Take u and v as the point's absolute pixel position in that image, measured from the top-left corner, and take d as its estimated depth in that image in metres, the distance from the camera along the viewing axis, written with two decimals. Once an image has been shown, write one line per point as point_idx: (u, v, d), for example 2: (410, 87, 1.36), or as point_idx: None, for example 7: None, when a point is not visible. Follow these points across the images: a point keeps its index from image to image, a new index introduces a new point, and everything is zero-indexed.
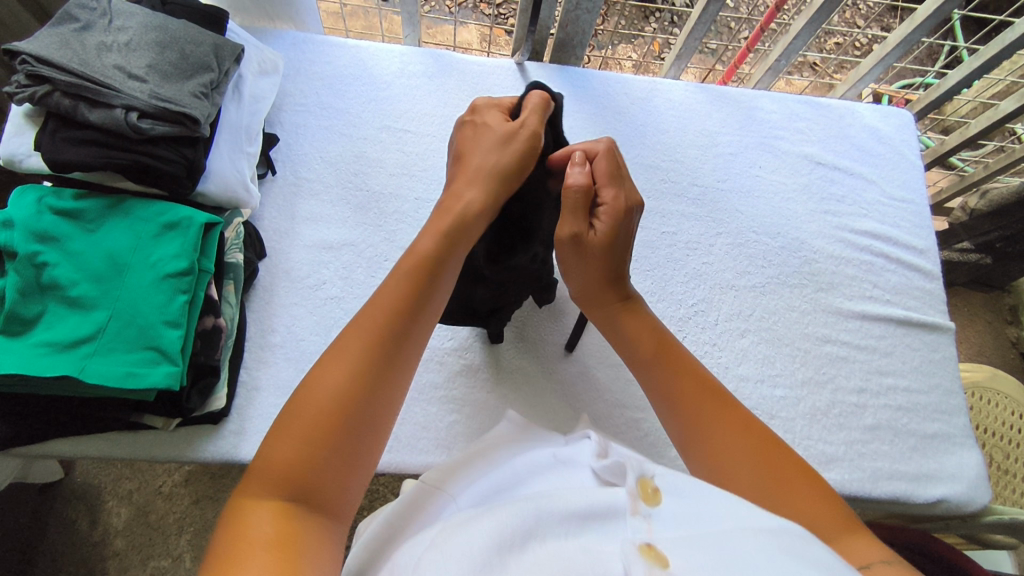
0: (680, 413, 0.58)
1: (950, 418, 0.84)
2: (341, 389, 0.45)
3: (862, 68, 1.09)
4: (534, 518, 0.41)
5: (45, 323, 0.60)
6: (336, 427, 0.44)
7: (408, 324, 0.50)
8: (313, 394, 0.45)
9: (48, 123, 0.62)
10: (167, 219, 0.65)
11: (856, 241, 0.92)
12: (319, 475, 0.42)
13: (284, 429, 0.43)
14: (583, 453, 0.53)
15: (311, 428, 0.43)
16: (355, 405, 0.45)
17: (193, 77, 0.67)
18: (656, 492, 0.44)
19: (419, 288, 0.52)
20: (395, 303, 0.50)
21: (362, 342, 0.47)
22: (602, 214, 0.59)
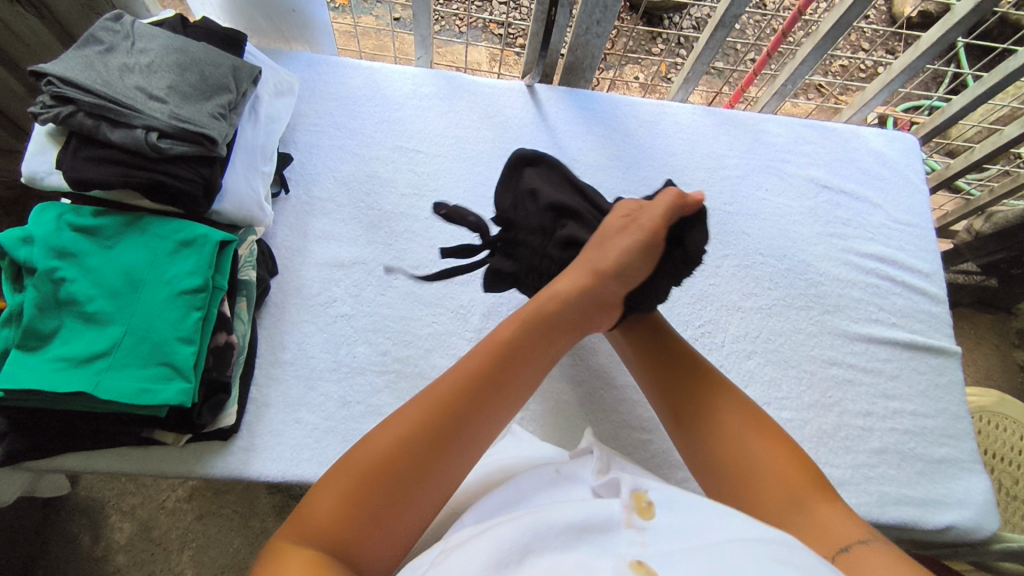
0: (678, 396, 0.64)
1: (957, 443, 0.84)
2: (392, 453, 0.48)
3: (868, 93, 1.10)
4: (532, 534, 0.42)
5: (62, 338, 0.60)
6: (380, 489, 0.46)
7: (475, 404, 0.52)
8: (363, 452, 0.48)
9: (70, 142, 0.64)
10: (183, 237, 0.66)
11: (862, 264, 0.93)
12: (357, 532, 0.45)
13: (331, 481, 0.47)
14: (585, 468, 0.53)
15: (356, 483, 0.46)
16: (400, 468, 0.47)
17: (211, 98, 0.69)
18: (650, 505, 0.45)
19: (492, 370, 0.54)
20: (465, 380, 0.52)
21: (424, 411, 0.50)
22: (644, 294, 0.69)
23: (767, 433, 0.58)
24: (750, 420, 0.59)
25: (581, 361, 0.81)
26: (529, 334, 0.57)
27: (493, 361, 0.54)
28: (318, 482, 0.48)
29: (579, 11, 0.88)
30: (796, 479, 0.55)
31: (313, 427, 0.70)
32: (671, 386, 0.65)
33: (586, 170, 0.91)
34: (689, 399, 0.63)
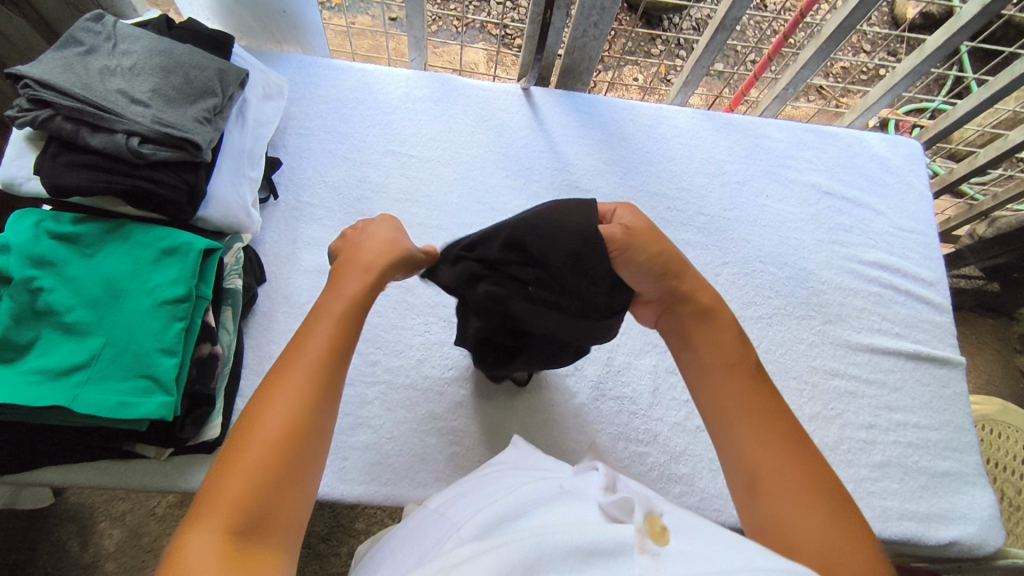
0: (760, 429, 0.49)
1: (961, 456, 0.82)
2: (287, 416, 0.43)
3: (871, 98, 1.08)
4: (536, 553, 0.39)
5: (39, 350, 0.58)
6: (288, 457, 0.42)
7: (349, 347, 0.49)
8: (258, 427, 0.42)
9: (48, 147, 0.62)
10: (166, 244, 0.64)
11: (865, 272, 0.91)
12: (268, 502, 0.40)
13: (231, 463, 0.41)
14: (589, 485, 0.50)
15: (262, 455, 0.41)
16: (300, 437, 0.43)
17: (196, 102, 0.67)
18: (664, 530, 0.42)
19: (354, 317, 0.50)
20: (336, 326, 0.48)
21: (304, 374, 0.45)
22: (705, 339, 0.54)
23: (839, 517, 0.44)
24: (818, 494, 0.45)
25: (576, 372, 0.79)
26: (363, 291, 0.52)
27: (354, 314, 0.50)
28: (212, 470, 0.41)
29: (576, 13, 0.86)
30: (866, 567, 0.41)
31: None
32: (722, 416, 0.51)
33: (583, 175, 0.89)
34: (746, 443, 0.48)
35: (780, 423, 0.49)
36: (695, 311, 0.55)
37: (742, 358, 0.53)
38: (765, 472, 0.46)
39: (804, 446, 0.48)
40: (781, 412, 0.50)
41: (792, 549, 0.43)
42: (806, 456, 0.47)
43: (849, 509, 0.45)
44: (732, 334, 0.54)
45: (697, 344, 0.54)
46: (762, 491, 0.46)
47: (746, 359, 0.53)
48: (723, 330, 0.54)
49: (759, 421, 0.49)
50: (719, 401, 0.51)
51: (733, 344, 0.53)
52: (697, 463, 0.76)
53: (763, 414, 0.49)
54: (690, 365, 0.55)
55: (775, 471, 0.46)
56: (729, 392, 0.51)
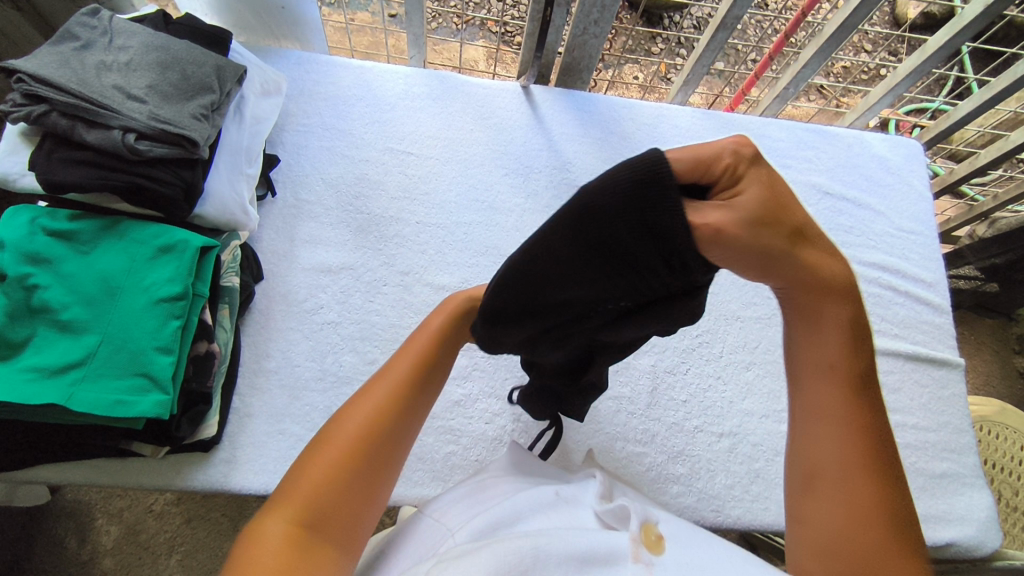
0: (841, 439, 0.45)
1: (959, 457, 0.82)
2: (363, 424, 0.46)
3: (872, 97, 1.07)
4: (532, 558, 0.39)
5: (34, 347, 0.58)
6: (358, 465, 0.44)
7: (430, 373, 0.52)
8: (338, 432, 0.45)
9: (44, 142, 0.61)
10: (162, 242, 0.64)
11: (864, 273, 0.91)
12: (340, 500, 0.43)
13: (311, 462, 0.44)
14: (586, 492, 0.51)
15: (335, 456, 0.44)
16: (372, 445, 0.46)
17: (193, 98, 0.66)
18: (659, 539, 0.44)
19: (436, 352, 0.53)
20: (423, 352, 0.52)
21: (387, 392, 0.48)
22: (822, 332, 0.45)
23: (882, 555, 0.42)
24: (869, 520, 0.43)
25: None
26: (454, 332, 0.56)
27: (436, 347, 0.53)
28: (293, 468, 0.44)
29: (576, 11, 0.85)
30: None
31: (298, 438, 0.68)
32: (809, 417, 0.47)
33: (583, 174, 0.89)
34: (819, 449, 0.45)
35: (864, 442, 0.45)
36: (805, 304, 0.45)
37: (847, 367, 0.45)
38: (826, 477, 0.45)
39: (881, 469, 0.44)
40: (871, 431, 0.45)
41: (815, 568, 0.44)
42: (881, 479, 0.44)
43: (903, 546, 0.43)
44: (840, 340, 0.45)
45: (803, 337, 0.46)
46: (814, 491, 0.45)
47: (853, 368, 0.45)
48: (832, 328, 0.45)
49: (843, 430, 0.45)
50: (811, 399, 0.46)
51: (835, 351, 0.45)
52: (695, 464, 0.75)
53: (850, 426, 0.45)
54: (791, 353, 0.48)
55: (839, 482, 0.44)
56: (821, 396, 0.46)
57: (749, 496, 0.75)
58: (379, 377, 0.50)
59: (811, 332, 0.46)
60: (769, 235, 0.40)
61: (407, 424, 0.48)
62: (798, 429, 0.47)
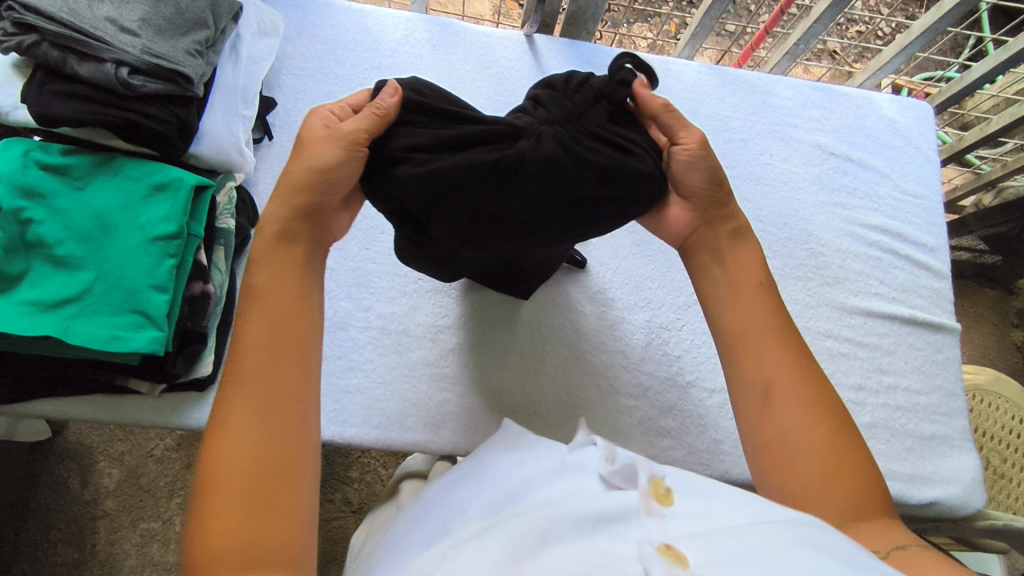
0: (771, 345, 0.54)
1: (949, 420, 0.83)
2: (250, 442, 0.44)
3: (883, 57, 1.02)
4: (548, 523, 0.39)
5: (30, 281, 0.58)
6: (263, 483, 0.43)
7: (293, 351, 0.49)
8: (219, 464, 0.43)
9: (36, 74, 0.60)
10: (157, 180, 0.63)
11: (865, 236, 0.90)
12: (266, 526, 0.41)
13: (209, 506, 0.41)
14: (590, 457, 0.49)
15: (235, 490, 0.42)
16: (263, 462, 0.43)
17: (187, 33, 0.65)
18: (668, 492, 0.42)
19: (292, 315, 0.50)
20: (271, 333, 0.49)
21: (256, 387, 0.46)
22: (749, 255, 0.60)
23: (837, 429, 0.50)
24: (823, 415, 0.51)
25: (571, 324, 0.79)
26: (288, 261, 0.53)
27: (291, 305, 0.51)
28: (191, 517, 0.42)
29: None
30: (843, 490, 0.48)
31: None
32: (735, 347, 0.56)
33: None
34: (754, 356, 0.54)
35: (787, 347, 0.55)
36: (728, 231, 0.61)
37: (765, 283, 0.58)
38: (777, 390, 0.52)
39: (806, 359, 0.54)
40: (788, 339, 0.55)
41: (797, 475, 0.49)
42: (810, 377, 0.53)
43: (832, 415, 0.51)
44: (757, 267, 0.59)
45: (728, 266, 0.60)
46: (771, 404, 0.52)
47: (769, 283, 0.58)
48: (745, 258, 0.60)
49: (767, 345, 0.54)
50: (740, 314, 0.57)
51: (753, 266, 0.59)
52: (686, 419, 0.77)
53: (768, 325, 0.55)
54: (713, 281, 0.60)
55: (788, 392, 0.52)
56: (752, 307, 0.57)
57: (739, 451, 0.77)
58: (239, 367, 0.47)
59: (732, 267, 0.59)
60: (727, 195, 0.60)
61: (283, 416, 0.46)
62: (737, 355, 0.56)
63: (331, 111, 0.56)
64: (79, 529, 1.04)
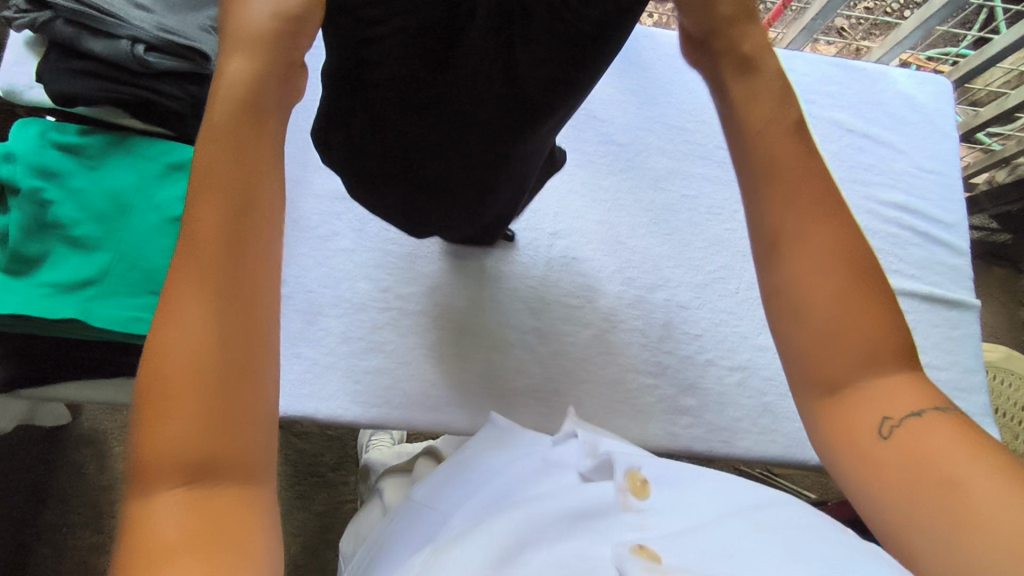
0: (794, 195, 0.40)
1: (967, 397, 0.83)
2: (199, 335, 0.31)
3: (901, 30, 1.00)
4: (531, 526, 0.44)
5: (48, 262, 0.57)
6: (224, 382, 0.31)
7: (259, 204, 0.34)
8: (162, 357, 0.31)
9: (49, 52, 0.59)
10: (174, 159, 0.63)
11: (883, 213, 0.90)
12: (227, 438, 0.31)
13: (150, 407, 0.31)
14: (573, 453, 0.54)
15: (184, 393, 0.31)
16: (220, 359, 0.31)
17: (200, 9, 0.63)
18: (644, 483, 0.47)
19: (254, 146, 0.34)
20: (229, 176, 0.33)
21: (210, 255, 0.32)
22: (767, 58, 0.42)
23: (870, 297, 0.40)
24: (854, 267, 0.40)
25: (589, 303, 0.78)
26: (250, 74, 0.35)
27: (252, 135, 0.34)
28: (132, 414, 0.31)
29: None
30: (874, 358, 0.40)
31: (314, 362, 0.70)
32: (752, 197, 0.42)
33: (601, 105, 0.86)
34: (779, 202, 0.40)
35: (817, 188, 0.41)
36: (733, 64, 0.42)
37: (784, 117, 0.41)
38: (794, 246, 0.40)
39: (831, 204, 0.41)
40: (821, 179, 0.41)
41: (829, 361, 0.40)
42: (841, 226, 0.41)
43: (866, 274, 0.40)
44: (774, 92, 0.42)
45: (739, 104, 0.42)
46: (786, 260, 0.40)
47: (786, 117, 0.41)
48: (766, 81, 0.42)
49: (797, 202, 0.40)
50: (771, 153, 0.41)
51: (771, 96, 0.42)
52: (705, 397, 0.77)
53: (795, 174, 0.40)
54: (723, 122, 0.43)
55: (805, 245, 0.40)
56: (778, 154, 0.41)
57: (757, 429, 0.77)
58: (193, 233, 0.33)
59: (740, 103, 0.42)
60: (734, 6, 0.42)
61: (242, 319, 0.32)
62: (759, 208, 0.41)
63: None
64: (98, 513, 1.05)
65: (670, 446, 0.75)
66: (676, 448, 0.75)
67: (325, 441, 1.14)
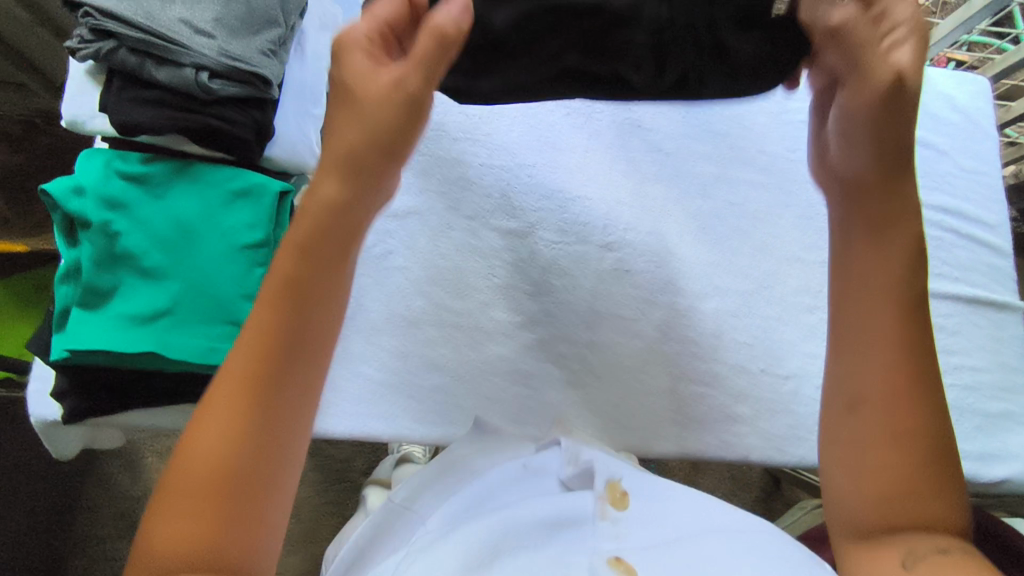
0: (866, 346, 0.43)
1: (1014, 398, 0.84)
2: (220, 444, 0.37)
3: (940, 29, 0.99)
4: (502, 531, 0.48)
5: (121, 295, 0.58)
6: (228, 492, 0.37)
7: (298, 343, 0.40)
8: (189, 460, 0.37)
9: (113, 81, 0.59)
10: (238, 185, 0.62)
11: (927, 216, 0.90)
12: (221, 541, 0.36)
13: (166, 505, 0.36)
14: (551, 462, 0.59)
15: (194, 495, 0.36)
16: (236, 470, 0.37)
17: (260, 32, 0.62)
18: (623, 495, 0.51)
19: (306, 294, 0.41)
20: (276, 318, 0.40)
21: (247, 377, 0.39)
22: (889, 204, 0.45)
23: (925, 435, 0.41)
24: (907, 362, 0.42)
25: (643, 316, 0.78)
26: (315, 232, 0.42)
27: (305, 283, 0.41)
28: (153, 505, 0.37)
29: None
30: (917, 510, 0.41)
31: (376, 382, 0.71)
32: (838, 337, 0.45)
33: (645, 113, 0.86)
34: (859, 327, 0.44)
35: (904, 349, 0.42)
36: (873, 199, 0.46)
37: (901, 277, 0.44)
38: (867, 402, 0.42)
39: (924, 357, 0.43)
40: (910, 343, 0.42)
41: (872, 498, 0.42)
42: (914, 379, 0.42)
43: (935, 438, 0.41)
44: (899, 254, 0.45)
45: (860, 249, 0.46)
46: (858, 414, 0.43)
47: (906, 286, 0.44)
48: (888, 237, 0.45)
49: (884, 351, 0.43)
50: (864, 309, 0.44)
51: (890, 242, 0.45)
52: (761, 406, 0.77)
53: (886, 326, 0.43)
54: (838, 266, 0.47)
55: (882, 403, 0.42)
56: (868, 314, 0.44)
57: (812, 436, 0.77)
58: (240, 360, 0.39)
59: (867, 246, 0.46)
60: (881, 166, 0.45)
61: (264, 435, 0.38)
62: (844, 293, 0.46)
63: (367, 32, 0.45)
64: (132, 524, 1.07)
65: (727, 456, 0.75)
66: (734, 457, 0.75)
67: (354, 447, 1.16)
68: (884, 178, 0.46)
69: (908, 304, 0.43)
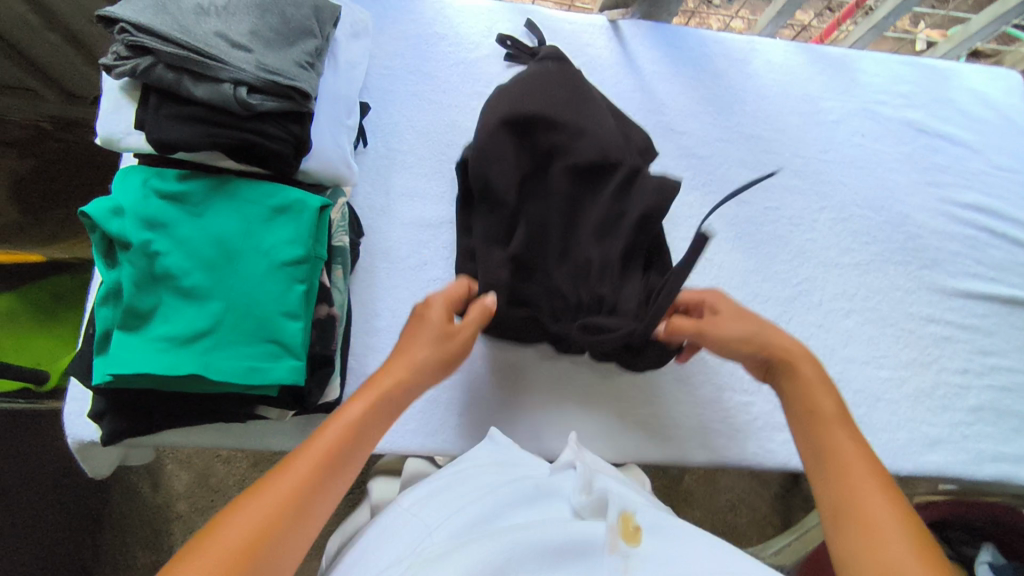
0: (836, 473, 0.53)
1: None
2: (258, 524, 0.44)
3: (975, 24, 0.97)
4: (511, 555, 0.46)
5: (162, 316, 0.56)
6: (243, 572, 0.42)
7: (342, 469, 0.49)
8: (224, 532, 0.43)
9: (149, 98, 0.57)
10: (277, 202, 0.61)
11: (961, 215, 0.89)
12: None
13: (184, 563, 0.41)
14: (564, 483, 0.56)
15: (217, 562, 0.41)
16: (262, 553, 0.43)
17: (296, 43, 0.61)
18: (636, 528, 0.49)
19: (361, 434, 0.51)
20: (337, 443, 0.50)
21: (297, 479, 0.47)
22: (828, 395, 0.58)
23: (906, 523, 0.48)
24: (880, 483, 0.51)
25: None
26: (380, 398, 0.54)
27: (362, 428, 0.52)
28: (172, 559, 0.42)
29: None
30: None
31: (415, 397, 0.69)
32: (818, 474, 0.54)
33: (676, 116, 0.86)
34: (820, 475, 0.54)
35: (866, 462, 0.53)
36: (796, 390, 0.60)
37: (834, 407, 0.58)
38: (855, 515, 0.50)
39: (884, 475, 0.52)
40: (871, 461, 0.53)
41: None
42: (887, 490, 0.51)
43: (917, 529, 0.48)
44: (829, 397, 0.59)
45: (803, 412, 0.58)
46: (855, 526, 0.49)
47: (837, 410, 0.57)
48: (823, 399, 0.58)
49: (851, 471, 0.52)
50: (823, 444, 0.55)
51: (828, 403, 0.58)
52: None
53: (850, 455, 0.53)
54: (800, 433, 0.58)
55: (863, 510, 0.50)
56: (833, 442, 0.55)
57: None
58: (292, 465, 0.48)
59: (810, 419, 0.57)
60: (783, 349, 0.62)
61: (289, 531, 0.45)
62: (813, 455, 0.55)
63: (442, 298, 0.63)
64: (153, 535, 1.05)
65: (767, 464, 0.74)
66: (774, 465, 0.74)
67: None
68: (807, 369, 0.61)
69: (847, 430, 0.56)
